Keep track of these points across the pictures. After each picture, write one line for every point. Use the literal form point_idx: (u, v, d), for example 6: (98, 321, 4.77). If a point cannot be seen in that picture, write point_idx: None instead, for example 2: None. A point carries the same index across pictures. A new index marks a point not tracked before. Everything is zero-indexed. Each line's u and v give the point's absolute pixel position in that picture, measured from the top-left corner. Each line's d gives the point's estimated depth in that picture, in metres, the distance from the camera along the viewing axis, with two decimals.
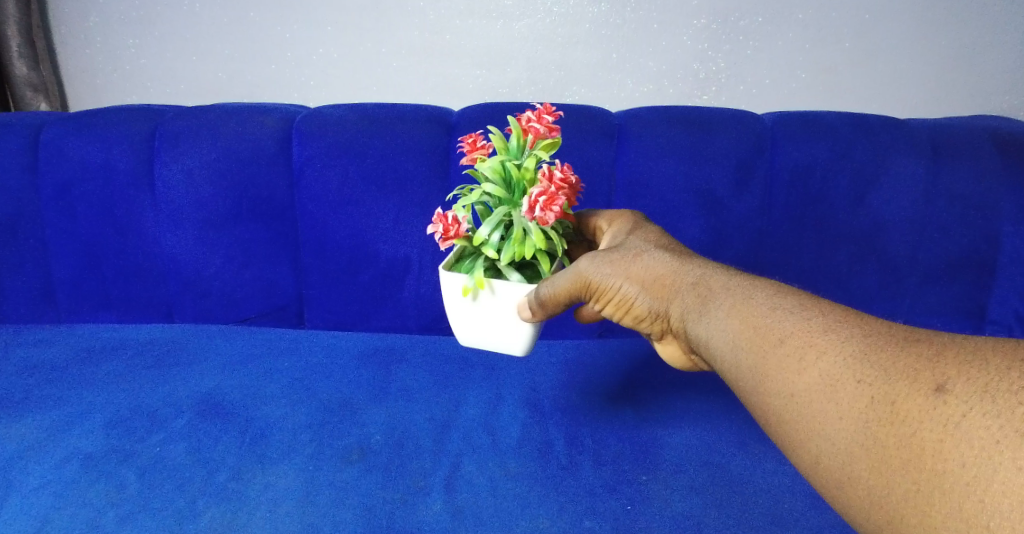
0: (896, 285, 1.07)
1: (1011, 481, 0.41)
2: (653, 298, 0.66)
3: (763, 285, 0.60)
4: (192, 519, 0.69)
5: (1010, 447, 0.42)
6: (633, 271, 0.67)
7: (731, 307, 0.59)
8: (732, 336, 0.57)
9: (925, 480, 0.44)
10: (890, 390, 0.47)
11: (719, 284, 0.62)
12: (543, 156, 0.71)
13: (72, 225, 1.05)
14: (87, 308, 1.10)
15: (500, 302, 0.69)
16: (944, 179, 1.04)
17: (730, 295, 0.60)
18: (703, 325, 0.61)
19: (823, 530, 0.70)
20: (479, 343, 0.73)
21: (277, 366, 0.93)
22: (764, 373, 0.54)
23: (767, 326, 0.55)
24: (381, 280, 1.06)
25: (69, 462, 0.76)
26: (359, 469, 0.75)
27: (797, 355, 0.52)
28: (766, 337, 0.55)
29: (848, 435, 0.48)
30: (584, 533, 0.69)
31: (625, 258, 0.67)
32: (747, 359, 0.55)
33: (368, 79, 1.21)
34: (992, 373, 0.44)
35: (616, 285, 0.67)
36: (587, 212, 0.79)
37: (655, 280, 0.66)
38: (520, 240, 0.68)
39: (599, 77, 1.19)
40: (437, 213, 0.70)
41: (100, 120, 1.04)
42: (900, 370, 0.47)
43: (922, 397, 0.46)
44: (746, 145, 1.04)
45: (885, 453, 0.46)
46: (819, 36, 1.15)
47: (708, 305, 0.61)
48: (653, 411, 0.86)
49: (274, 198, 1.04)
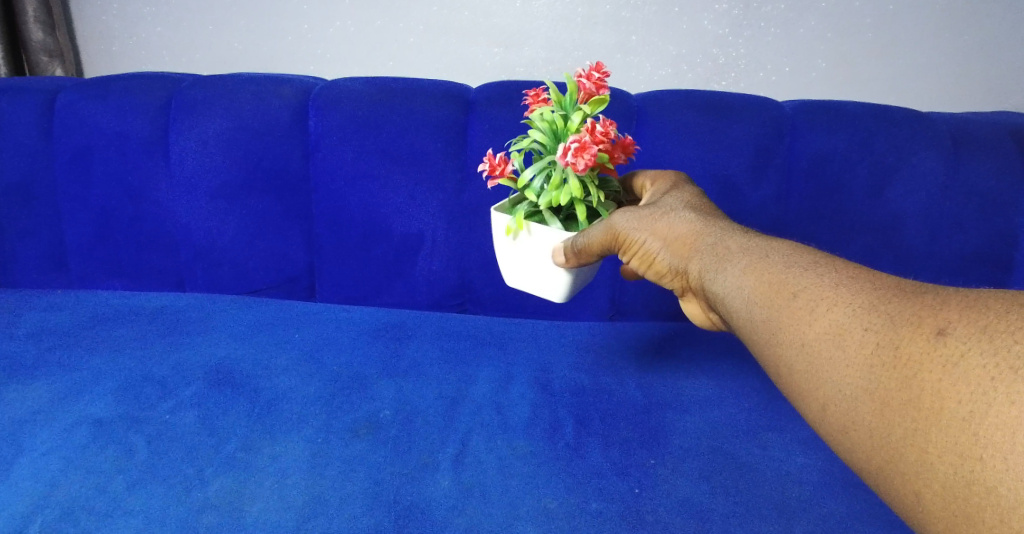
0: (912, 278, 1.05)
1: (1006, 414, 0.40)
2: (674, 256, 0.66)
3: (774, 241, 0.60)
4: (200, 487, 0.69)
5: (1005, 382, 0.41)
6: (658, 227, 0.66)
7: (742, 261, 0.59)
8: (742, 288, 0.57)
9: (923, 419, 0.44)
10: (894, 336, 0.47)
11: (732, 240, 0.62)
12: (589, 112, 0.71)
13: (86, 191, 1.05)
14: (99, 275, 1.10)
15: (538, 243, 0.70)
16: (963, 172, 1.03)
17: (740, 250, 0.60)
18: (716, 277, 0.60)
19: (833, 519, 0.69)
20: (523, 287, 0.75)
21: (287, 337, 0.93)
22: (775, 322, 0.53)
23: (777, 278, 0.55)
24: (392, 255, 1.05)
25: (80, 426, 0.76)
26: (368, 442, 0.75)
27: (807, 306, 0.52)
28: (778, 289, 0.54)
29: (853, 381, 0.48)
30: (591, 514, 0.68)
31: (653, 214, 0.67)
32: (756, 311, 0.55)
33: (385, 53, 1.20)
34: (992, 316, 0.43)
35: (642, 240, 0.66)
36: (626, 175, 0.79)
37: (679, 239, 0.65)
38: (558, 186, 0.69)
39: (617, 59, 1.18)
40: (488, 155, 0.74)
41: (116, 87, 1.03)
42: (904, 317, 0.47)
43: (924, 340, 0.45)
44: (766, 131, 1.03)
45: (887, 395, 0.46)
46: (842, 24, 1.14)
47: (723, 260, 0.60)
48: (664, 394, 0.86)
49: (288, 170, 1.03)
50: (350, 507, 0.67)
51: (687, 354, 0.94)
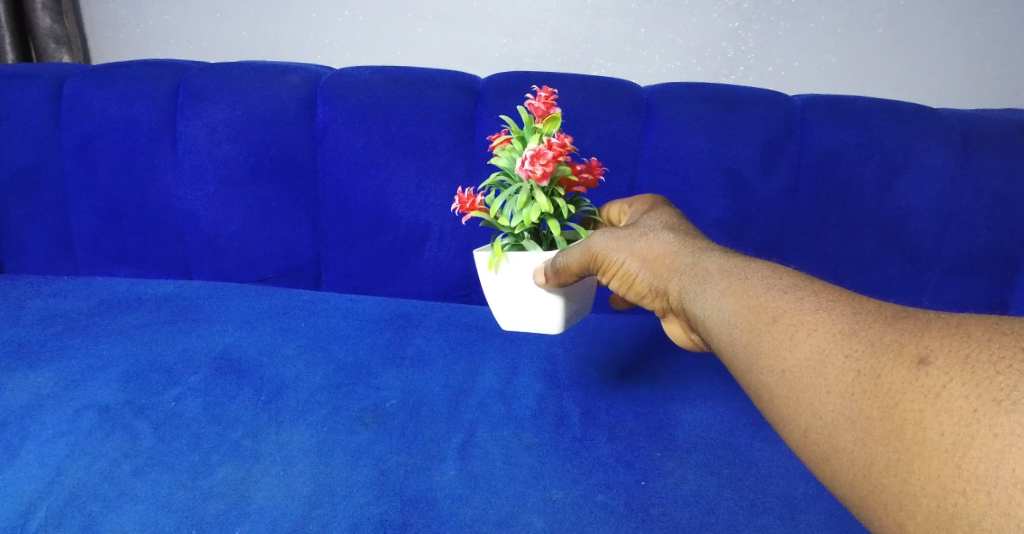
0: (920, 276, 1.05)
1: (988, 448, 0.35)
2: (654, 277, 0.61)
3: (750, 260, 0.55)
4: (206, 474, 0.69)
5: (988, 414, 0.36)
6: (637, 247, 0.62)
7: (722, 279, 0.53)
8: (719, 309, 0.52)
9: (904, 451, 0.38)
10: (875, 364, 0.41)
11: (709, 259, 0.56)
12: (544, 129, 0.74)
13: (93, 179, 1.05)
14: (105, 262, 1.09)
15: (519, 270, 0.69)
16: (972, 170, 1.02)
17: (718, 269, 0.55)
18: (693, 299, 0.55)
19: (839, 515, 0.69)
20: (518, 325, 0.73)
21: (293, 326, 0.92)
22: (753, 348, 0.47)
23: (754, 297, 0.50)
24: (399, 246, 1.05)
25: (86, 412, 0.76)
26: (374, 432, 0.75)
27: (787, 331, 0.46)
28: (759, 313, 0.48)
29: (834, 409, 0.42)
30: (596, 506, 0.68)
31: (631, 235, 0.62)
32: (734, 335, 0.49)
33: (394, 43, 1.19)
34: (974, 344, 0.38)
35: (621, 260, 0.62)
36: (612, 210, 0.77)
37: (657, 258, 0.60)
38: (526, 204, 0.72)
39: (627, 52, 1.18)
40: (460, 192, 0.78)
41: (125, 74, 1.03)
42: (886, 344, 0.42)
43: (904, 369, 0.40)
44: (776, 125, 1.02)
45: (867, 425, 0.40)
46: (853, 19, 1.13)
47: (702, 282, 0.55)
48: (670, 388, 0.85)
49: (296, 158, 1.03)
50: (356, 496, 0.67)
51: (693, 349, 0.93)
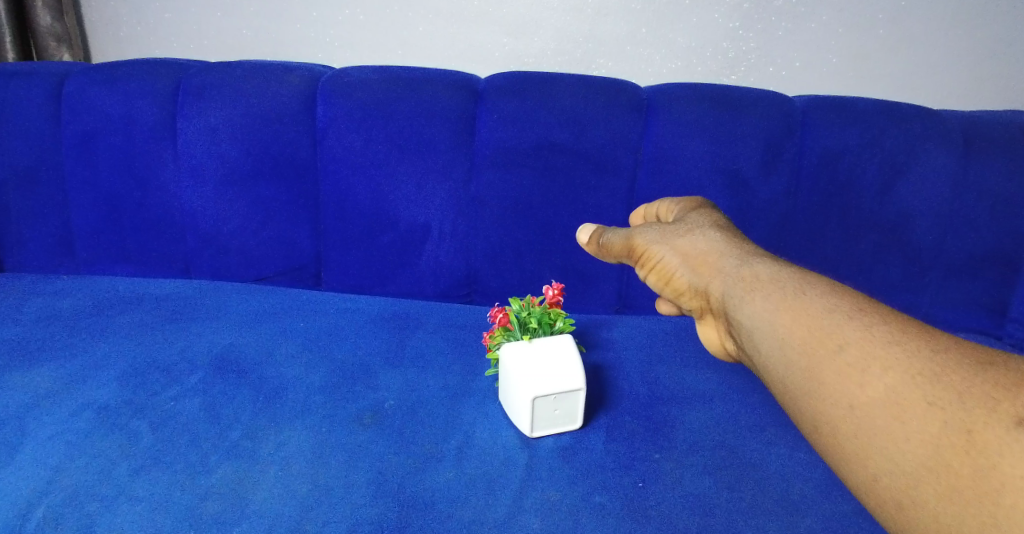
0: (919, 277, 1.05)
1: None
2: (693, 274, 0.66)
3: (815, 280, 0.58)
4: (203, 475, 0.68)
5: None
6: (678, 245, 0.68)
7: (782, 302, 0.57)
8: (782, 333, 0.56)
9: (1000, 515, 0.43)
10: (967, 418, 0.46)
11: (769, 276, 0.60)
12: None
13: (94, 177, 1.05)
14: (105, 260, 1.10)
15: (509, 391, 0.75)
16: (973, 171, 1.02)
17: (779, 289, 0.58)
18: (746, 310, 0.59)
19: (837, 516, 0.69)
20: (549, 425, 0.75)
21: (291, 326, 0.92)
22: (822, 378, 0.52)
23: (825, 328, 0.54)
24: (399, 245, 1.05)
25: (83, 412, 0.76)
26: (372, 432, 0.75)
27: (861, 367, 0.51)
28: (826, 341, 0.53)
29: (913, 458, 0.47)
30: (593, 507, 0.68)
31: (677, 232, 0.69)
32: (799, 360, 0.54)
33: (395, 41, 1.19)
34: None
35: (660, 253, 0.68)
36: (680, 206, 0.75)
37: (699, 258, 0.66)
38: None
39: (628, 51, 1.17)
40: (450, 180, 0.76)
41: (124, 72, 1.03)
42: (977, 397, 0.47)
43: (1002, 427, 0.45)
44: (776, 125, 1.01)
45: (954, 479, 0.45)
46: (855, 19, 1.13)
47: (756, 295, 0.59)
48: (669, 389, 0.85)
49: (296, 157, 1.03)
50: (354, 496, 0.67)
51: (692, 349, 0.94)
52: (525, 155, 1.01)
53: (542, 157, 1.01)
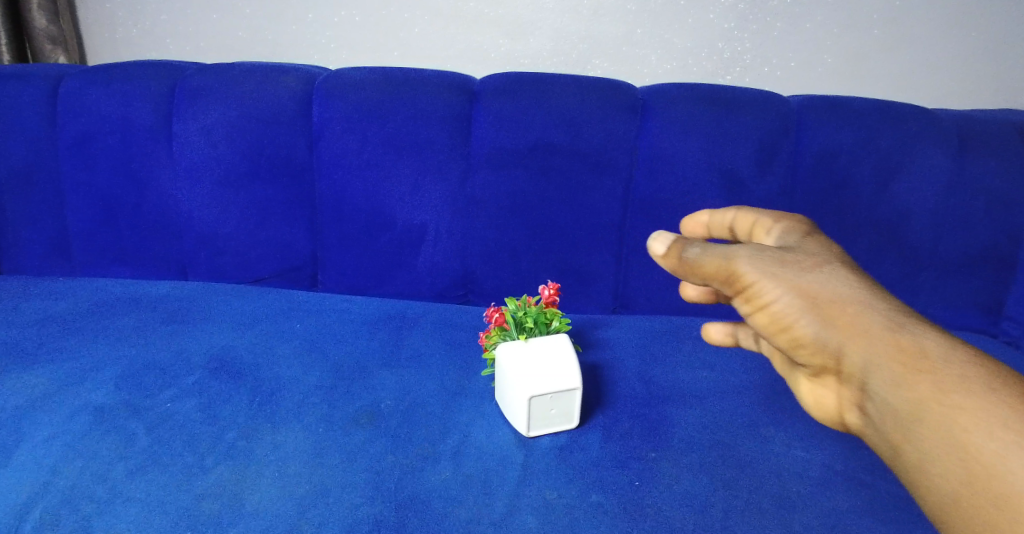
0: (914, 276, 1.05)
1: None
2: (827, 331, 0.57)
3: (975, 364, 0.53)
4: (201, 476, 0.69)
5: None
6: (803, 285, 0.59)
7: (944, 393, 0.52)
8: (949, 434, 0.51)
9: None
10: None
11: (923, 353, 0.54)
12: None
13: (90, 178, 1.05)
14: (102, 262, 1.10)
15: (506, 391, 0.76)
16: (969, 170, 1.02)
17: (939, 376, 0.52)
18: (896, 393, 0.54)
19: (833, 514, 0.69)
20: (544, 424, 0.75)
21: (288, 327, 0.92)
22: (999, 494, 0.49)
23: (998, 434, 0.49)
24: (395, 246, 1.05)
25: (80, 414, 0.76)
26: (369, 432, 0.75)
27: None
28: (1000, 451, 0.49)
29: None
30: (590, 506, 0.68)
31: (800, 269, 0.59)
32: (968, 469, 0.50)
33: (391, 43, 1.19)
34: None
35: (775, 293, 0.59)
36: (768, 223, 0.65)
37: (831, 312, 0.57)
38: None
39: (624, 52, 1.18)
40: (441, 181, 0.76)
41: (120, 74, 1.03)
42: None
43: None
44: (771, 125, 1.02)
45: None
46: (849, 19, 1.13)
47: (911, 378, 0.53)
48: (666, 388, 0.85)
49: (292, 158, 1.03)
50: (351, 496, 0.67)
51: (688, 348, 0.94)
52: (520, 155, 1.01)
53: (538, 158, 1.01)
